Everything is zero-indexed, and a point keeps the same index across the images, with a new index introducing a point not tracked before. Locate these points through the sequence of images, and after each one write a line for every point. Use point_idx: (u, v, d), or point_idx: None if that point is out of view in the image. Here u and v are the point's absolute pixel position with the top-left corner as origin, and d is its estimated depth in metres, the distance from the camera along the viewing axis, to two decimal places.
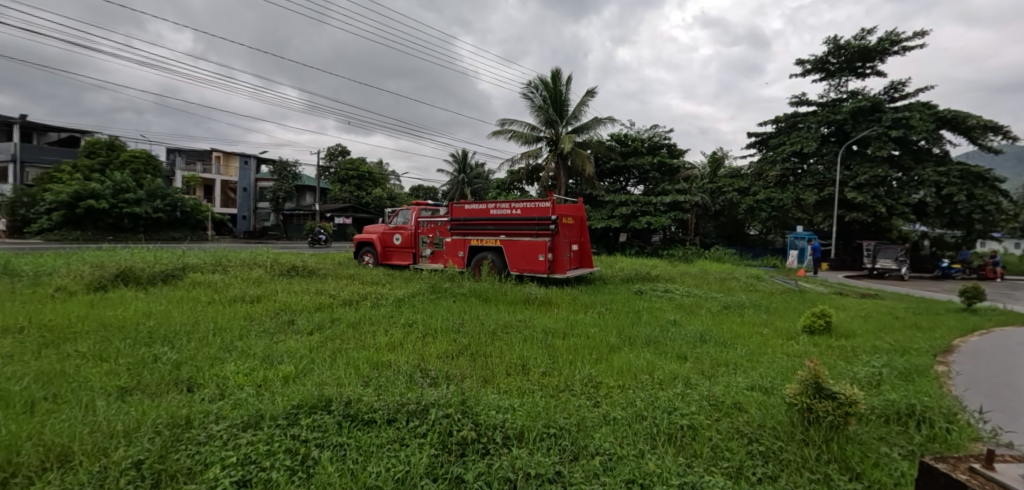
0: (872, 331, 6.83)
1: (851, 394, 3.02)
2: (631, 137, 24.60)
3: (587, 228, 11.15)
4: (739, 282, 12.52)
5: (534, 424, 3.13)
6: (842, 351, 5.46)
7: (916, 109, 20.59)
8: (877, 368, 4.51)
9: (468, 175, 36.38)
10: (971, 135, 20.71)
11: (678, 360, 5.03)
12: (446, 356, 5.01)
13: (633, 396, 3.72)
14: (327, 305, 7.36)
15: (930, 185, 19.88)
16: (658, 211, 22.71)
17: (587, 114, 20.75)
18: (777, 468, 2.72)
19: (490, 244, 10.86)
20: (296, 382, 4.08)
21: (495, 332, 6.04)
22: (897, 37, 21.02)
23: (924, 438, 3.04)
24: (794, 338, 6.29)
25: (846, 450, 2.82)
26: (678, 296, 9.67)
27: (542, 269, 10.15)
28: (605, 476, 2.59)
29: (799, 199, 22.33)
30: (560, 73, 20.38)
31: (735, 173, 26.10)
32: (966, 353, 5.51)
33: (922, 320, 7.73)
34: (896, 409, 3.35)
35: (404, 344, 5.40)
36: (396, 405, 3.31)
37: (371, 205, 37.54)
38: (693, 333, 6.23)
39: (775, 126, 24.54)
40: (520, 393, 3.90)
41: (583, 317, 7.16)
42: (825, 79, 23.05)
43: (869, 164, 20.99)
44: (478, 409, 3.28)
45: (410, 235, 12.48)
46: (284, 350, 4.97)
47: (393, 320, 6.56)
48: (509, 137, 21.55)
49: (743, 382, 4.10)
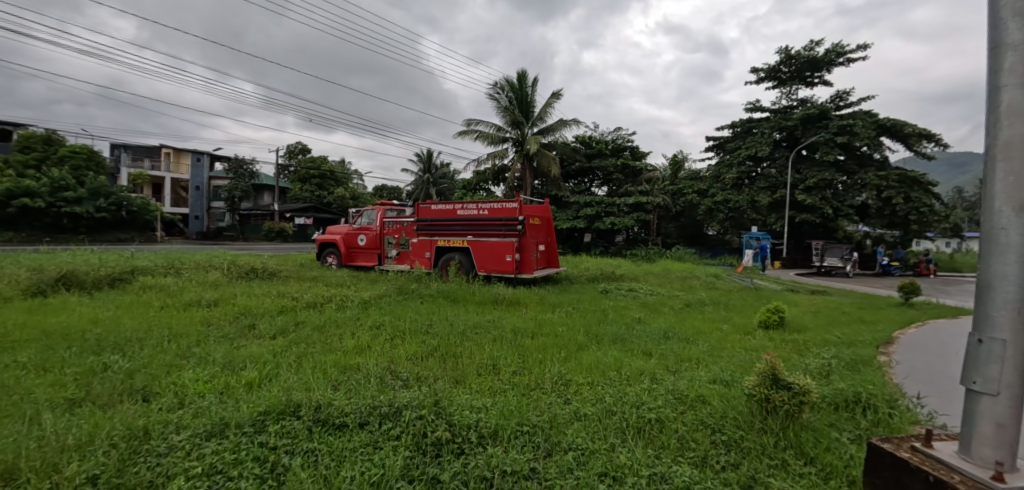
0: (822, 325, 7.25)
1: (805, 384, 3.19)
2: (596, 139, 25.13)
3: (554, 228, 11.27)
4: (699, 280, 13.03)
5: (508, 423, 3.16)
6: (796, 344, 5.79)
7: (859, 117, 21.96)
8: (827, 359, 4.81)
9: (434, 175, 36.11)
10: (908, 141, 22.23)
11: (644, 356, 5.19)
12: (416, 357, 4.99)
13: (602, 393, 3.81)
14: (290, 308, 7.17)
15: (872, 189, 21.22)
16: (622, 212, 23.27)
17: (552, 115, 21.03)
18: (739, 456, 2.86)
19: (457, 245, 10.85)
20: (260, 388, 3.98)
21: (465, 332, 6.07)
22: (842, 49, 22.34)
23: (869, 423, 3.26)
24: (751, 333, 6.61)
25: (802, 437, 3.01)
26: (642, 295, 9.98)
27: (509, 270, 10.22)
28: (579, 470, 2.65)
29: (754, 201, 23.35)
30: (526, 75, 20.55)
31: (694, 176, 27.16)
32: (904, 345, 5.95)
33: (866, 315, 8.26)
34: (844, 396, 3.59)
35: (373, 347, 5.33)
36: (368, 408, 3.28)
37: (332, 205, 36.64)
38: (657, 330, 6.45)
39: (732, 131, 25.62)
40: (492, 393, 3.93)
41: (552, 317, 7.20)
42: (777, 86, 24.26)
43: (817, 169, 22.21)
44: (452, 409, 3.27)
45: (375, 236, 12.27)
46: (246, 355, 4.81)
47: (360, 322, 6.45)
48: (475, 137, 21.56)
49: (706, 376, 4.28)
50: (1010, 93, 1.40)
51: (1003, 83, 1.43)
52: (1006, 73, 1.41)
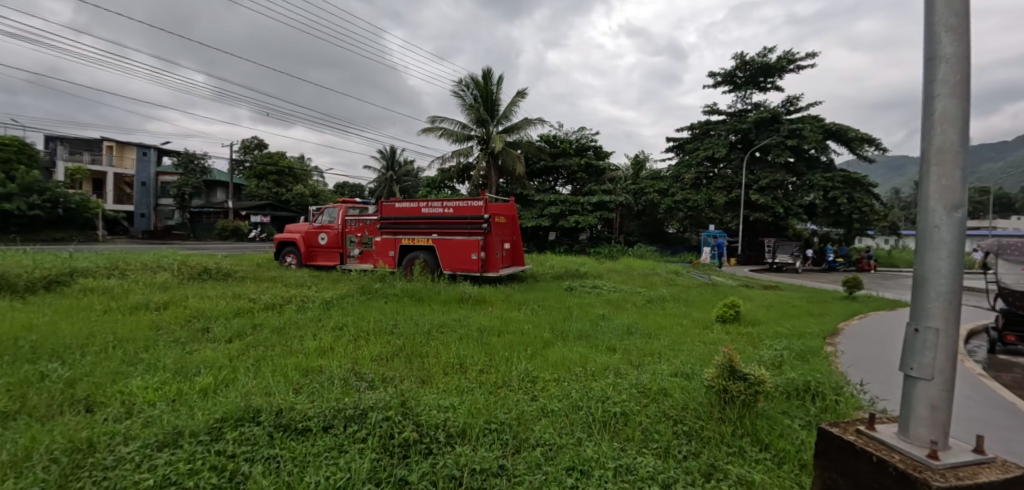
0: (774, 318, 7.63)
1: (759, 374, 3.34)
2: (560, 138, 25.40)
3: (519, 227, 11.35)
4: (660, 277, 13.42)
5: (476, 421, 3.16)
6: (750, 337, 6.07)
7: (807, 121, 23.16)
8: (779, 350, 5.07)
9: (397, 173, 35.51)
10: (851, 145, 23.63)
11: (609, 351, 5.31)
12: (381, 358, 4.90)
13: (568, 389, 3.86)
14: (246, 310, 6.89)
15: (819, 189, 22.44)
16: (585, 210, 23.64)
17: (517, 114, 21.09)
18: (699, 445, 2.98)
19: (422, 244, 10.73)
20: (217, 394, 3.81)
21: (430, 331, 6.02)
22: (793, 57, 23.50)
23: (818, 409, 3.46)
24: (709, 326, 6.89)
25: (756, 425, 3.15)
26: (606, 292, 10.19)
27: (475, 268, 10.21)
28: (547, 465, 2.68)
29: (712, 201, 24.25)
30: (491, 73, 20.52)
31: (655, 175, 27.90)
32: (848, 335, 6.35)
33: (814, 308, 8.75)
34: (795, 385, 3.79)
35: (336, 348, 5.21)
36: (332, 411, 3.21)
37: (291, 202, 35.42)
38: (621, 325, 6.61)
39: (691, 132, 26.47)
40: (459, 392, 3.91)
41: (518, 315, 7.24)
42: (733, 90, 25.24)
43: (769, 170, 23.29)
44: (419, 409, 3.24)
45: (337, 235, 11.96)
46: (200, 360, 4.59)
47: (322, 324, 6.28)
48: (440, 135, 21.34)
49: (667, 369, 4.42)
50: (944, 102, 1.51)
51: (937, 92, 1.54)
52: (940, 83, 1.53)
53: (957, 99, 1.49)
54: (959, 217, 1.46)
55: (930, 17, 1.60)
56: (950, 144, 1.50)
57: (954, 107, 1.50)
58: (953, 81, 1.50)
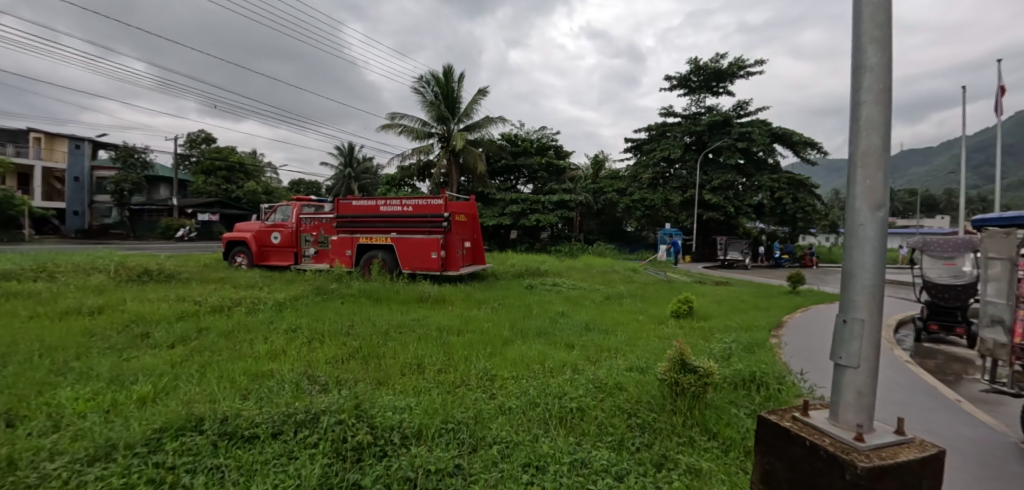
0: (724, 313, 7.96)
1: (708, 367, 3.47)
2: (521, 137, 25.52)
3: (480, 225, 11.33)
4: (618, 274, 13.73)
5: (432, 421, 3.12)
6: (702, 331, 6.31)
7: (756, 125, 24.29)
8: (728, 343, 5.29)
9: (356, 170, 34.60)
10: (796, 148, 24.97)
11: (567, 348, 5.38)
12: (336, 361, 4.76)
13: (526, 386, 3.88)
14: (191, 314, 6.52)
15: (766, 190, 23.59)
16: (546, 209, 23.85)
17: (478, 112, 21.00)
18: (652, 437, 3.07)
19: (381, 243, 10.50)
20: (156, 403, 3.58)
21: (388, 332, 5.90)
22: (743, 63, 24.57)
23: (762, 398, 3.63)
24: (664, 322, 7.10)
25: (705, 415, 3.28)
26: (566, 290, 10.31)
27: (435, 267, 10.11)
28: (503, 462, 2.69)
29: (668, 200, 25.04)
30: (452, 70, 20.32)
31: (614, 175, 28.51)
32: (791, 327, 6.72)
33: (761, 303, 9.20)
34: (742, 376, 3.96)
35: (288, 351, 5.02)
36: (282, 416, 3.08)
37: (242, 200, 33.84)
38: (579, 322, 6.71)
39: (648, 133, 27.22)
40: (416, 392, 3.85)
41: (478, 314, 7.21)
42: (687, 94, 26.12)
43: (721, 171, 24.30)
44: (374, 411, 3.16)
45: (290, 234, 11.52)
46: (139, 367, 4.31)
47: (273, 326, 6.03)
48: (399, 132, 20.96)
49: (623, 364, 4.51)
50: (869, 108, 1.62)
51: (863, 99, 1.65)
52: (865, 90, 1.63)
53: (881, 105, 1.60)
54: (882, 217, 1.57)
55: (857, 27, 1.69)
56: (874, 149, 1.59)
57: (878, 113, 1.60)
58: (876, 88, 1.60)
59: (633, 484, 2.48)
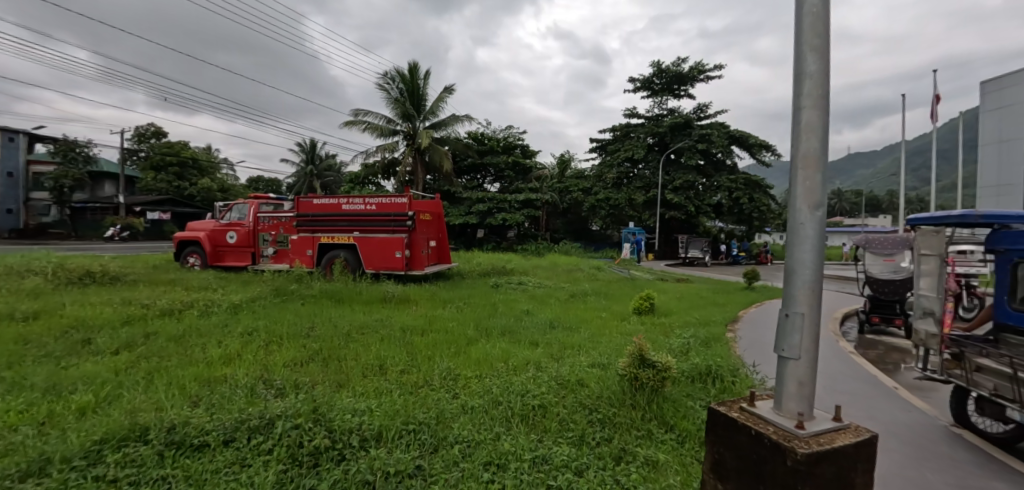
0: (684, 309, 8.21)
1: (666, 361, 3.57)
2: (488, 136, 25.48)
3: (445, 224, 11.26)
4: (583, 272, 13.94)
5: (393, 422, 3.07)
6: (663, 327, 6.49)
7: (715, 128, 25.13)
8: (687, 338, 5.46)
9: (318, 167, 33.67)
10: (752, 150, 26.00)
11: (530, 346, 5.42)
12: (294, 363, 4.62)
13: (490, 385, 3.88)
14: (138, 318, 6.17)
15: (725, 190, 24.46)
16: (513, 208, 23.91)
17: (444, 110, 20.81)
18: (612, 431, 3.13)
19: (343, 242, 10.26)
20: (98, 413, 3.37)
21: (350, 333, 5.77)
22: (703, 67, 25.37)
23: (717, 390, 3.77)
24: (626, 318, 7.26)
25: (664, 408, 3.37)
26: (531, 288, 10.36)
27: (399, 266, 9.96)
28: (464, 462, 2.68)
29: (631, 199, 25.58)
30: (417, 67, 20.04)
31: (579, 175, 28.88)
32: (746, 322, 7.01)
33: (719, 299, 9.54)
34: (699, 369, 4.10)
35: (244, 355, 4.83)
36: (234, 423, 2.96)
37: (196, 197, 32.30)
38: (544, 320, 6.77)
39: (612, 134, 27.72)
40: (377, 394, 3.79)
41: (443, 313, 7.16)
42: (650, 96, 26.76)
43: (682, 171, 25.03)
44: (332, 415, 3.09)
45: (247, 233, 11.07)
46: (78, 376, 4.05)
47: (228, 330, 5.78)
48: (363, 129, 20.52)
49: (586, 361, 4.58)
50: (808, 113, 1.70)
51: (803, 104, 1.73)
52: (805, 96, 1.71)
53: (819, 110, 1.68)
54: (820, 216, 1.65)
55: (798, 36, 1.77)
56: (812, 151, 1.68)
57: (817, 117, 1.68)
58: (815, 95, 1.69)
59: (592, 477, 2.52)
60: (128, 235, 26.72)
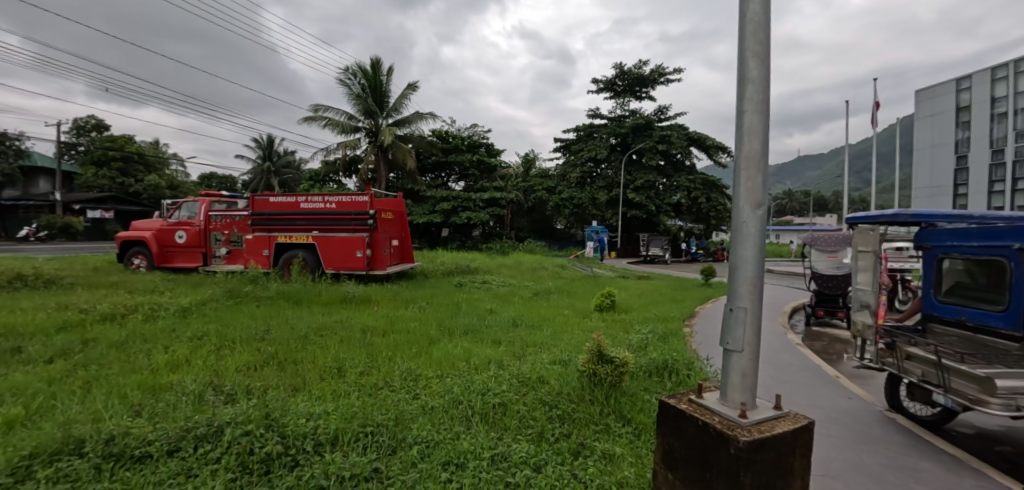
0: (644, 305, 8.43)
1: (624, 357, 3.65)
2: (452, 134, 25.30)
3: (408, 223, 11.11)
4: (547, 271, 14.07)
5: (350, 425, 3.01)
6: (623, 323, 6.64)
7: (675, 129, 25.88)
8: (646, 334, 5.61)
9: (275, 164, 32.50)
10: (709, 152, 26.94)
11: (493, 344, 5.43)
12: (247, 368, 4.44)
13: (451, 384, 3.86)
14: (76, 324, 5.77)
15: (684, 190, 25.23)
16: (477, 207, 23.82)
17: (408, 107, 20.50)
18: (571, 427, 3.18)
19: (301, 242, 9.94)
20: (27, 427, 3.13)
21: (308, 335, 5.60)
22: (663, 70, 26.08)
23: (674, 384, 3.89)
24: (588, 315, 7.39)
25: (621, 403, 3.45)
26: (495, 287, 10.38)
27: (361, 266, 9.75)
28: (423, 462, 2.65)
29: (595, 199, 26.01)
30: (380, 63, 19.65)
31: (544, 174, 29.10)
32: (702, 317, 7.26)
33: (677, 295, 9.85)
34: (657, 364, 4.22)
35: (193, 361, 4.60)
36: (180, 431, 2.83)
37: (142, 195, 30.53)
38: (507, 319, 6.79)
39: (576, 134, 28.09)
40: (334, 397, 3.70)
41: (405, 313, 7.06)
42: (613, 97, 27.26)
43: (643, 171, 25.64)
44: (286, 420, 2.99)
45: (198, 232, 10.56)
46: (5, 387, 3.74)
47: (176, 334, 5.49)
48: (324, 125, 19.92)
49: (547, 358, 4.63)
50: (750, 116, 1.78)
51: (745, 108, 1.81)
52: (748, 100, 1.79)
53: (761, 114, 1.77)
54: (761, 215, 1.74)
55: (742, 43, 1.85)
56: (754, 152, 1.76)
57: (758, 120, 1.77)
58: (756, 99, 1.77)
59: (550, 472, 2.55)
60: (45, 235, 23.75)
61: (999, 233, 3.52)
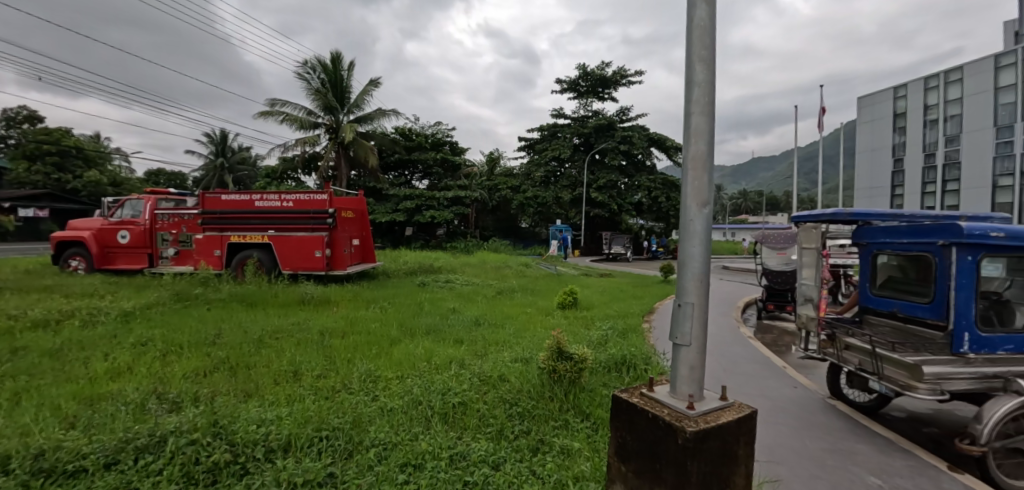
0: (606, 302, 8.60)
1: (582, 353, 3.70)
2: (416, 132, 24.97)
3: (369, 222, 10.90)
4: (512, 269, 14.12)
5: (304, 430, 2.92)
6: (585, 320, 6.75)
7: (636, 130, 26.49)
8: (606, 330, 5.72)
9: (229, 160, 31.11)
10: (668, 153, 27.72)
11: (455, 344, 5.40)
12: (196, 374, 4.23)
13: (411, 385, 3.81)
14: (2, 331, 5.34)
15: (645, 190, 25.88)
16: (441, 206, 23.58)
17: (370, 104, 20.06)
18: (530, 424, 3.20)
19: (256, 242, 9.56)
20: None
21: (262, 339, 5.39)
22: (625, 72, 26.63)
23: (631, 378, 3.99)
24: (551, 313, 7.47)
25: (580, 398, 3.51)
26: (459, 286, 10.32)
27: (319, 266, 9.46)
28: (379, 465, 2.61)
29: (558, 198, 26.32)
30: (340, 57, 19.13)
31: (508, 173, 29.15)
32: (661, 313, 7.47)
33: (638, 291, 10.10)
34: (615, 359, 4.31)
35: (135, 368, 4.35)
36: (118, 443, 2.67)
37: (80, 192, 28.53)
38: (469, 318, 6.76)
39: (540, 133, 28.28)
40: (289, 402, 3.58)
41: (366, 314, 6.92)
42: (576, 97, 27.60)
43: (605, 171, 26.10)
44: (235, 427, 2.88)
45: (142, 232, 9.98)
46: None
47: (116, 341, 5.16)
48: (281, 120, 19.22)
49: (509, 356, 4.65)
50: (697, 118, 1.84)
51: (693, 110, 1.87)
52: (694, 103, 1.85)
53: (707, 116, 1.83)
54: (707, 214, 1.80)
55: (689, 47, 1.91)
56: (700, 153, 1.82)
57: (704, 122, 1.83)
58: (702, 102, 1.83)
59: (509, 470, 2.56)
60: None
61: (925, 231, 3.73)
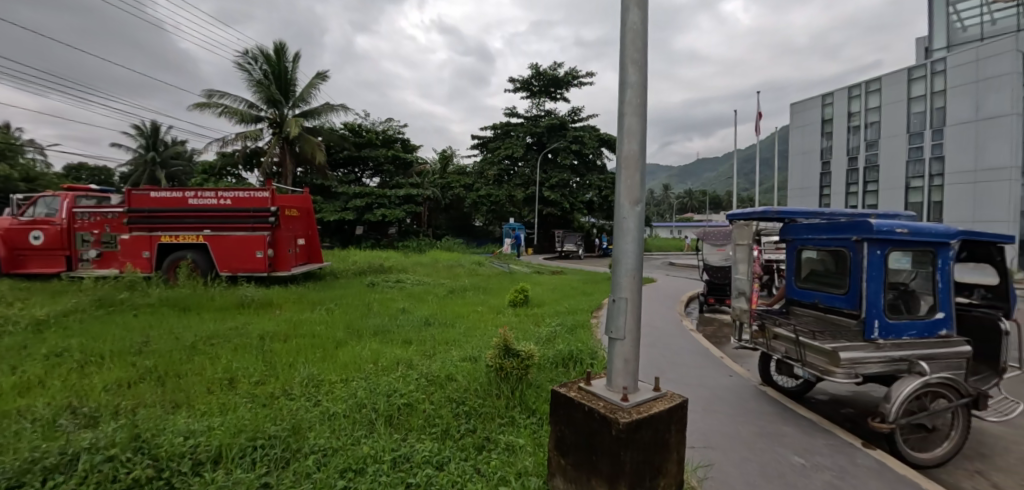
0: (556, 299, 8.73)
1: (529, 350, 3.74)
2: (366, 128, 24.28)
3: (315, 220, 10.52)
4: (464, 268, 14.06)
5: (237, 439, 2.79)
6: (535, 317, 6.82)
7: (587, 130, 27.08)
8: (556, 326, 5.82)
9: (161, 155, 28.99)
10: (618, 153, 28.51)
11: (404, 344, 5.31)
12: (118, 386, 3.92)
13: (355, 388, 3.71)
14: None
15: (596, 189, 26.51)
16: (393, 204, 23.08)
17: (317, 98, 19.33)
18: (477, 422, 3.21)
19: (190, 242, 8.98)
20: None
21: (195, 345, 5.07)
22: (577, 73, 27.13)
23: (578, 373, 4.07)
24: (502, 311, 7.50)
25: (527, 395, 3.55)
26: (409, 286, 10.15)
27: (261, 267, 9.01)
28: (318, 472, 2.53)
29: (512, 196, 26.45)
30: (284, 48, 18.29)
31: (462, 171, 28.95)
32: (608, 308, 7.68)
33: (588, 288, 10.33)
34: (563, 355, 4.39)
35: (46, 382, 3.97)
36: (20, 465, 2.43)
37: None
38: (419, 318, 6.67)
39: (494, 131, 28.29)
40: (223, 410, 3.39)
41: (311, 316, 6.66)
42: (529, 97, 27.81)
43: (557, 170, 26.47)
44: (159, 440, 2.70)
45: (58, 233, 9.12)
46: None
47: (25, 352, 4.69)
48: (218, 113, 18.13)
49: (457, 356, 4.62)
50: (629, 120, 1.91)
51: (626, 111, 1.94)
52: (627, 104, 1.92)
53: (638, 117, 1.90)
54: (639, 212, 1.87)
55: (623, 50, 1.97)
56: (633, 154, 1.90)
57: (636, 123, 1.90)
58: (635, 104, 1.90)
59: (452, 469, 2.55)
60: None
61: (841, 228, 4.04)
